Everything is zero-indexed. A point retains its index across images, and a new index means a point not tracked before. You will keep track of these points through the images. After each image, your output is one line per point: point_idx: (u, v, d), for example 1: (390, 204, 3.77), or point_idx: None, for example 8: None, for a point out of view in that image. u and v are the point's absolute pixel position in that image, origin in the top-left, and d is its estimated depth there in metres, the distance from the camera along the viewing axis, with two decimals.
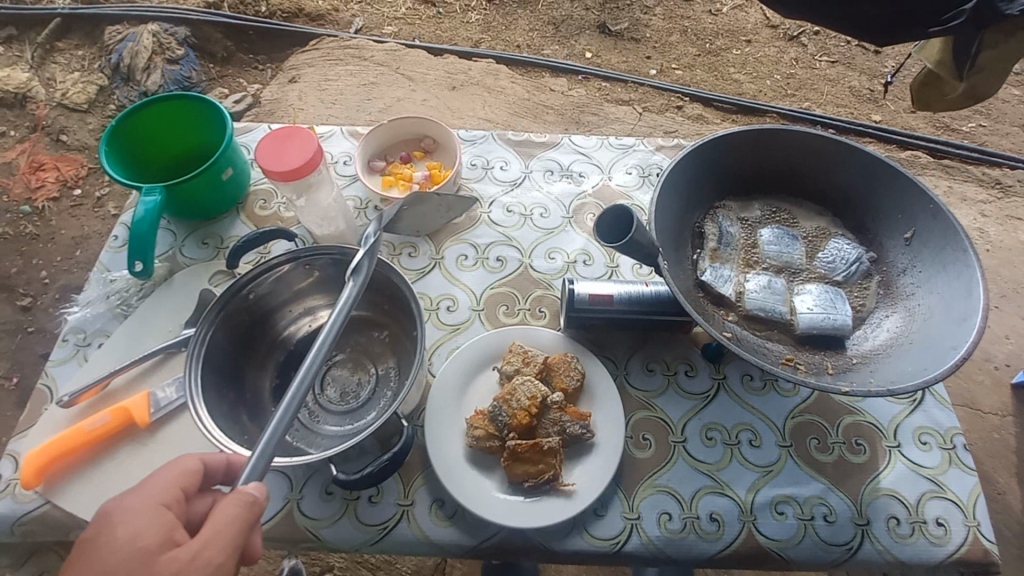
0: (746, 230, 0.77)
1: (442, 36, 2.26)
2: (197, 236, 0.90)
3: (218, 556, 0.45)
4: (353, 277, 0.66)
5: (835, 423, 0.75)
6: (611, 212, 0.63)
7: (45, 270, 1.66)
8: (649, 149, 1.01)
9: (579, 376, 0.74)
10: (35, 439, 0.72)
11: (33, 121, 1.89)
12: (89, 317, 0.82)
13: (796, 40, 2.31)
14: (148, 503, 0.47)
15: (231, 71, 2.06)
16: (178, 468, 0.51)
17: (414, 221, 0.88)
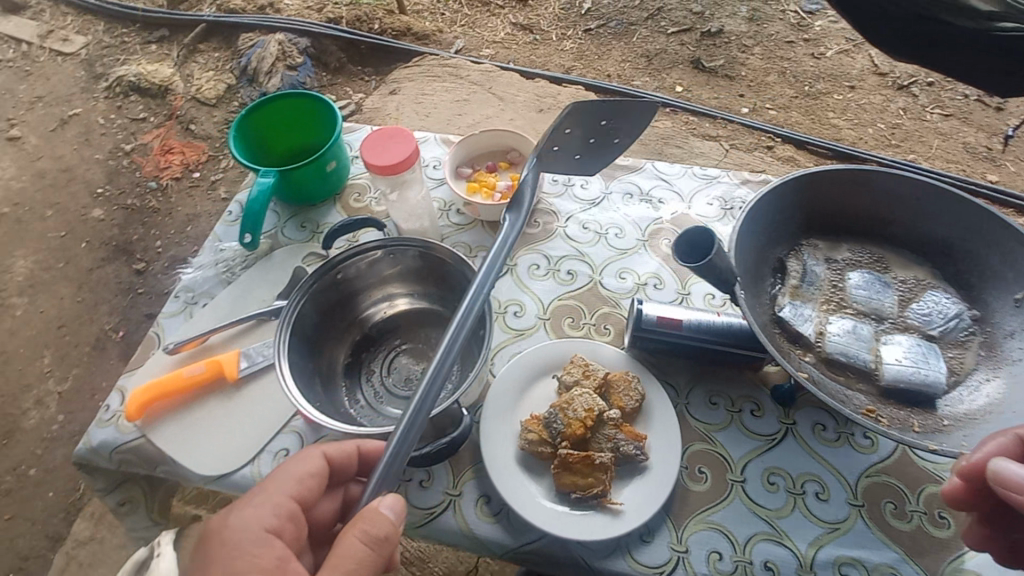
0: (832, 271, 0.73)
1: (536, 61, 2.35)
2: (297, 220, 0.98)
3: None
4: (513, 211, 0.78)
5: (915, 490, 0.70)
6: (689, 234, 0.63)
7: (160, 240, 1.86)
8: (734, 181, 1.00)
9: (638, 397, 0.74)
10: (141, 378, 0.81)
11: (170, 110, 2.15)
12: (199, 279, 0.91)
13: (906, 90, 2.19)
14: (258, 531, 0.55)
15: (341, 80, 2.25)
16: (299, 484, 0.60)
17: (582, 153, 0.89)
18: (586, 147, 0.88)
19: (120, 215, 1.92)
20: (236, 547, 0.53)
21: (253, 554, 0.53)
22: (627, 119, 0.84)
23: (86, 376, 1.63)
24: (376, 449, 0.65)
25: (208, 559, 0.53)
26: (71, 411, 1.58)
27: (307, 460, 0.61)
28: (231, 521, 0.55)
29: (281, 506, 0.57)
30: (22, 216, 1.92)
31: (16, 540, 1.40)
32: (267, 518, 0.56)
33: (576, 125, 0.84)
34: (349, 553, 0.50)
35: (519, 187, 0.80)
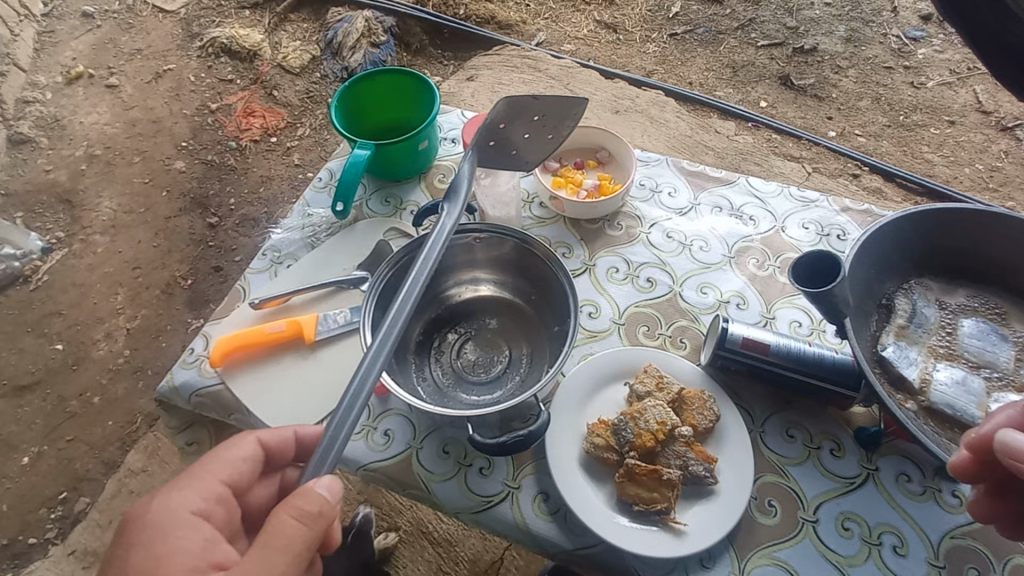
0: (944, 316, 0.68)
1: (616, 61, 2.31)
2: (383, 194, 1.00)
3: None
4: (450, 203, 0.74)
5: (1003, 559, 0.64)
6: (809, 258, 0.62)
7: (234, 198, 1.94)
8: (833, 208, 0.95)
9: (713, 418, 0.71)
10: (226, 327, 0.85)
11: (256, 75, 2.23)
12: (287, 240, 0.94)
13: (1010, 131, 2.03)
14: (183, 515, 0.55)
15: (420, 62, 2.28)
16: (232, 466, 0.60)
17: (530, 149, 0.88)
18: (521, 143, 0.86)
19: (200, 170, 2.01)
20: (161, 532, 0.54)
21: (179, 535, 0.54)
22: (560, 114, 0.83)
23: (153, 318, 1.72)
24: (314, 433, 0.66)
25: (131, 544, 0.54)
26: (136, 349, 1.67)
27: (240, 446, 0.61)
28: (155, 506, 0.56)
29: (210, 491, 0.58)
30: (111, 159, 2.03)
31: (75, 461, 1.49)
32: (196, 502, 0.57)
33: (508, 121, 0.82)
34: (279, 535, 0.50)
35: (455, 179, 0.77)
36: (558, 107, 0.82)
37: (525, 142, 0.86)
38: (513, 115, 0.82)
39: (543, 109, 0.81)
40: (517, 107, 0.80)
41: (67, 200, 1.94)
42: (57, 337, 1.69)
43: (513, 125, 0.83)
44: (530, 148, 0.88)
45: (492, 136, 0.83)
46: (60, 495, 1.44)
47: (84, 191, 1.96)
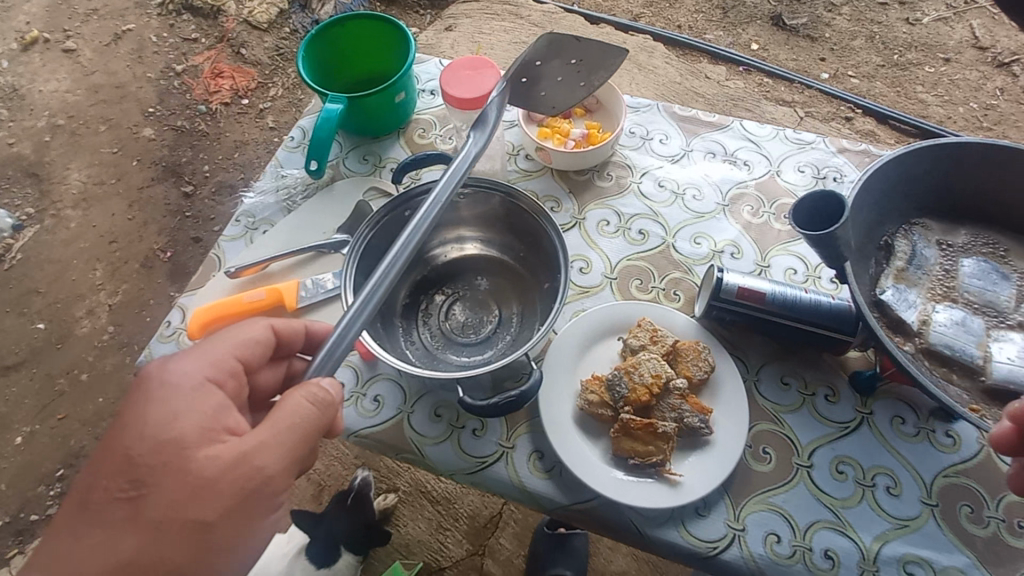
0: (944, 256, 0.66)
1: (602, 5, 2.19)
2: (360, 152, 0.94)
3: (281, 461, 0.50)
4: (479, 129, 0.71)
5: (997, 497, 0.65)
6: (811, 199, 0.59)
7: (208, 165, 1.86)
8: (829, 149, 0.92)
9: (708, 368, 0.70)
10: (202, 298, 0.82)
11: (221, 32, 2.08)
12: (261, 205, 0.90)
13: (1006, 68, 1.97)
14: (196, 378, 0.52)
15: (394, 12, 2.15)
16: (244, 341, 0.57)
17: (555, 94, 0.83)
18: (551, 87, 0.82)
19: (170, 137, 1.91)
20: (175, 391, 0.51)
21: (196, 397, 0.51)
22: (598, 62, 0.79)
23: (136, 292, 1.67)
24: (322, 330, 0.66)
25: (145, 400, 0.50)
26: (121, 324, 1.64)
27: (253, 328, 0.59)
28: (168, 368, 0.52)
29: (223, 362, 0.55)
30: (76, 129, 1.93)
31: (69, 439, 1.48)
32: (210, 369, 0.54)
33: (545, 60, 0.78)
34: (294, 409, 0.50)
35: (485, 106, 0.71)
36: (600, 55, 0.77)
37: (556, 86, 0.82)
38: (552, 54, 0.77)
39: (585, 53, 0.77)
40: (557, 45, 0.75)
41: (34, 173, 1.85)
42: (38, 315, 1.64)
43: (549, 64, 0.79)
44: (560, 95, 0.83)
45: (525, 75, 0.79)
46: (58, 471, 1.43)
47: (51, 164, 1.87)
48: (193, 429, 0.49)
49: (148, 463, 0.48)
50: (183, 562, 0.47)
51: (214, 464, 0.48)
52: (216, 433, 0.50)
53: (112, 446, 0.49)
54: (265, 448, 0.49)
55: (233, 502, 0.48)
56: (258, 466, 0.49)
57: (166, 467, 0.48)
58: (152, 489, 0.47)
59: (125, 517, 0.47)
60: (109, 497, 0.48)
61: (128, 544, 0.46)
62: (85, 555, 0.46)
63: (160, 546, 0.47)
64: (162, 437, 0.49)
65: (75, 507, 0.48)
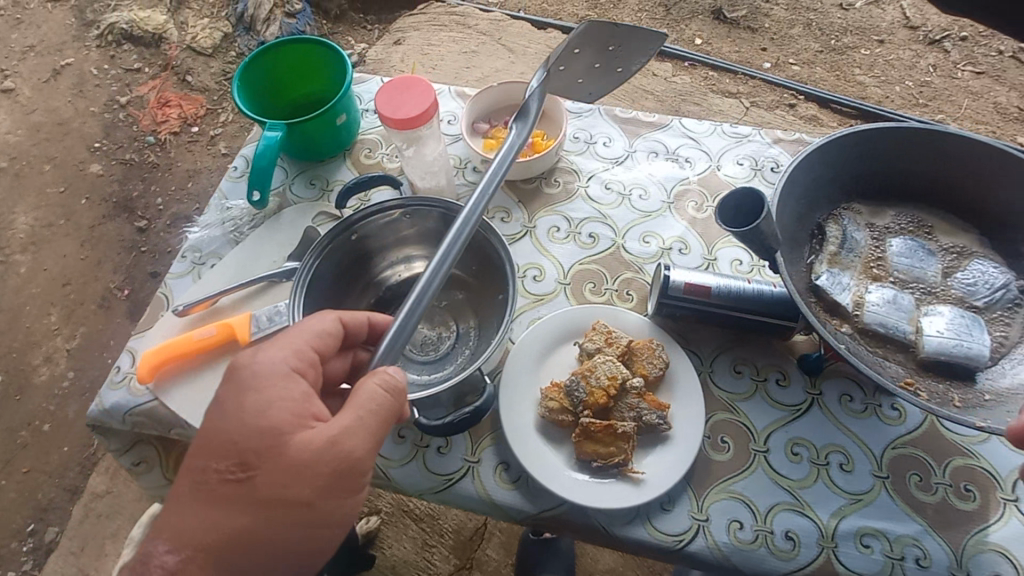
0: (874, 238, 0.69)
1: (548, 10, 2.21)
2: (306, 177, 0.93)
3: (364, 445, 0.51)
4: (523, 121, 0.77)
5: (943, 463, 0.68)
6: (733, 196, 0.61)
7: (161, 197, 1.81)
8: (766, 141, 0.95)
9: (662, 365, 0.72)
10: (152, 340, 0.80)
11: (165, 60, 2.04)
12: (206, 239, 0.88)
13: (937, 45, 2.06)
14: (280, 368, 0.53)
15: (342, 29, 2.13)
16: (318, 332, 0.57)
17: (590, 79, 0.87)
18: (588, 73, 0.86)
19: (119, 171, 1.86)
20: (265, 379, 0.52)
21: (285, 386, 0.52)
22: (635, 46, 0.81)
23: (95, 333, 1.62)
24: (386, 321, 0.64)
25: (240, 388, 0.51)
26: (81, 368, 1.58)
27: (322, 319, 0.58)
28: (256, 359, 0.53)
29: (302, 351, 0.55)
30: (19, 171, 1.86)
31: (33, 493, 1.42)
32: (292, 359, 0.54)
33: (583, 48, 0.82)
34: (369, 397, 0.51)
35: (525, 99, 0.79)
36: (638, 41, 0.81)
37: (592, 72, 0.86)
38: (591, 42, 0.80)
39: (623, 40, 0.80)
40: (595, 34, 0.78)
41: None
42: None
43: (589, 51, 0.82)
44: (599, 80, 0.88)
45: (564, 63, 0.82)
46: (28, 527, 1.37)
47: None
48: (286, 416, 0.50)
49: (252, 446, 0.49)
50: (291, 536, 0.49)
51: (307, 448, 0.49)
52: (304, 419, 0.51)
53: (218, 430, 0.50)
54: (350, 433, 0.50)
55: (329, 481, 0.49)
56: (345, 450, 0.50)
57: (267, 449, 0.49)
58: (260, 470, 0.49)
59: (235, 497, 0.48)
60: (218, 478, 0.49)
61: (239, 521, 0.48)
62: (199, 533, 0.47)
63: (266, 522, 0.48)
64: (259, 423, 0.49)
65: (185, 490, 0.49)
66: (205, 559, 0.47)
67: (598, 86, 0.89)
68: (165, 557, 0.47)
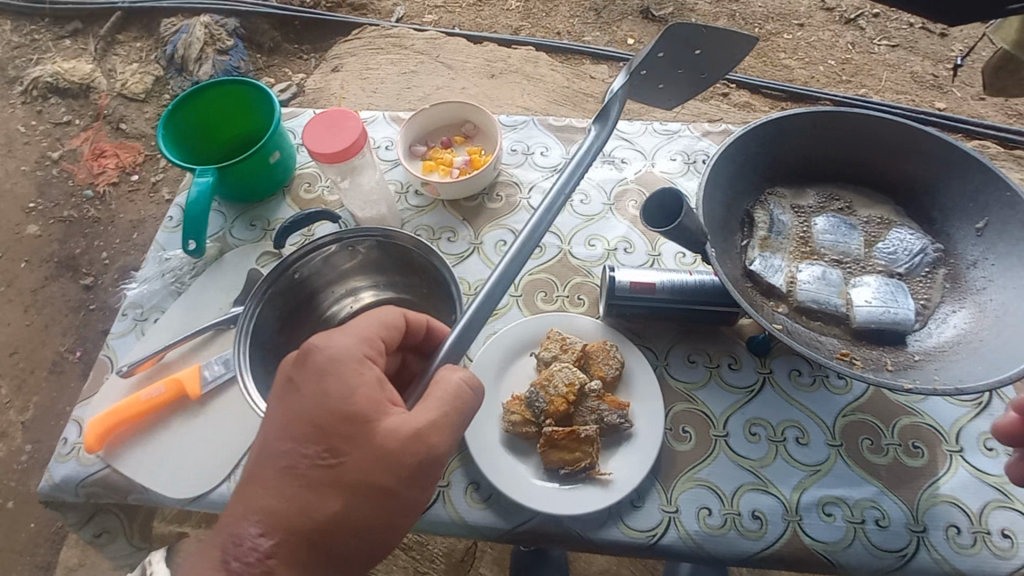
0: (799, 218, 0.73)
1: (482, 24, 2.23)
2: (246, 218, 0.92)
3: (452, 439, 0.51)
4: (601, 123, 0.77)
5: (890, 424, 0.71)
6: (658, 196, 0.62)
7: (105, 251, 1.75)
8: (695, 134, 0.98)
9: (618, 364, 0.73)
10: (98, 406, 0.77)
11: (96, 110, 1.98)
12: (146, 294, 0.86)
13: (853, 23, 2.17)
14: (357, 355, 0.52)
15: (277, 61, 2.10)
16: (387, 323, 0.57)
17: (670, 85, 0.86)
18: (672, 77, 0.85)
19: (59, 229, 1.78)
20: (344, 366, 0.51)
21: (364, 374, 0.51)
22: (721, 52, 0.80)
23: (49, 402, 1.53)
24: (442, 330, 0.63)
25: (319, 372, 0.50)
26: (40, 441, 1.50)
27: (389, 311, 0.57)
28: (334, 345, 0.52)
29: (375, 341, 0.54)
30: None
31: None
32: (364, 346, 0.53)
33: (668, 52, 0.81)
34: (455, 389, 0.52)
35: (608, 99, 0.78)
36: (726, 46, 0.79)
37: (673, 77, 0.85)
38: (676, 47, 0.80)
39: (710, 48, 0.79)
40: (680, 39, 0.78)
41: None
42: None
43: (674, 56, 0.81)
44: (678, 86, 0.87)
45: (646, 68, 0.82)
46: None
47: None
48: (369, 403, 0.50)
49: (340, 432, 0.49)
50: (375, 520, 0.49)
51: (394, 436, 0.49)
52: (383, 406, 0.51)
53: (303, 414, 0.50)
54: (436, 426, 0.50)
55: (416, 473, 0.49)
56: (430, 443, 0.50)
57: (355, 436, 0.49)
58: (350, 455, 0.49)
59: (324, 483, 0.48)
60: (308, 463, 0.49)
61: (330, 506, 0.48)
62: (290, 517, 0.47)
63: (356, 508, 0.48)
64: (345, 408, 0.49)
65: (272, 472, 0.49)
66: (297, 542, 0.47)
67: (676, 93, 0.88)
68: (259, 539, 0.47)
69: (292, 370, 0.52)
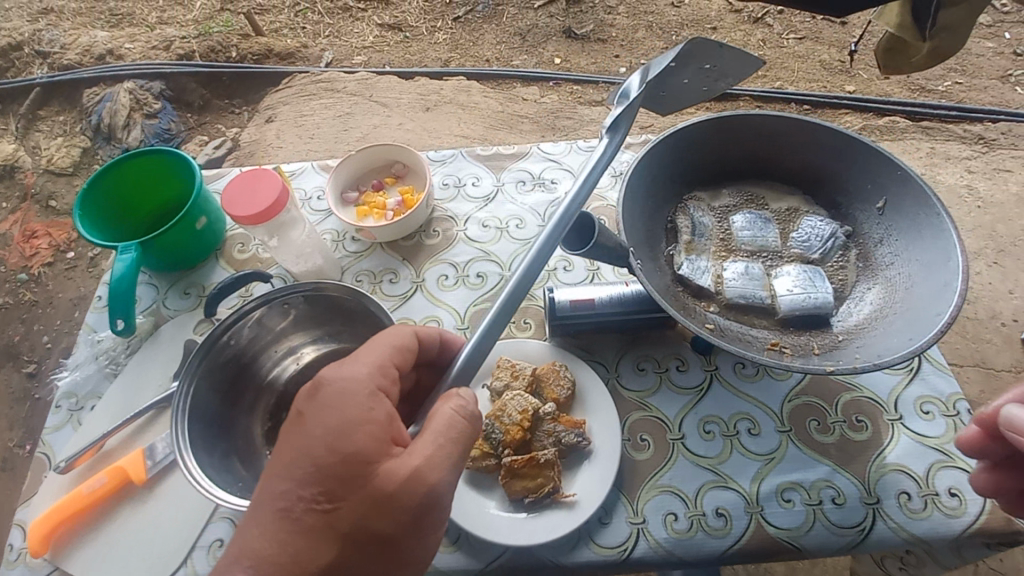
0: (718, 219, 0.76)
1: (411, 60, 2.26)
2: (180, 287, 0.90)
3: (453, 479, 0.47)
4: (612, 132, 0.70)
5: (834, 402, 0.74)
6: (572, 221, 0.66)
7: (46, 334, 1.66)
8: (617, 148, 1.02)
9: (570, 384, 0.74)
10: (38, 507, 0.73)
11: (23, 190, 1.91)
12: (80, 381, 0.82)
13: (761, 21, 2.30)
14: (364, 387, 0.48)
15: (209, 118, 2.06)
16: (400, 347, 0.54)
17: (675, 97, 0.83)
18: (678, 87, 0.81)
19: None
20: (349, 399, 0.47)
21: (370, 409, 0.47)
22: (728, 69, 0.78)
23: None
24: (456, 344, 0.62)
25: (323, 406, 0.47)
26: None
27: (401, 333, 0.54)
28: (342, 376, 0.48)
29: (386, 369, 0.51)
30: None
31: None
32: (377, 377, 0.50)
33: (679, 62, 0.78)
34: (449, 422, 0.48)
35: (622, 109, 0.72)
36: (735, 60, 0.76)
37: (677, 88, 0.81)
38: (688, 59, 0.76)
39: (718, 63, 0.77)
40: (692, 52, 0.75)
41: None
42: None
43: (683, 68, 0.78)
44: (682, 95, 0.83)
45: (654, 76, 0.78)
46: None
47: None
48: (369, 442, 0.46)
49: (337, 475, 0.45)
50: (369, 568, 0.46)
51: (392, 478, 0.45)
52: (386, 444, 0.47)
53: (301, 450, 0.46)
54: (435, 464, 0.47)
55: (413, 517, 0.46)
56: (428, 484, 0.46)
57: (353, 478, 0.45)
58: (347, 500, 0.45)
59: (319, 529, 0.45)
60: (303, 506, 0.45)
61: (324, 555, 0.44)
62: (280, 568, 0.43)
63: (352, 554, 0.45)
64: (344, 450, 0.45)
65: (266, 515, 0.45)
66: None
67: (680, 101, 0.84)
68: None
69: (300, 403, 0.49)
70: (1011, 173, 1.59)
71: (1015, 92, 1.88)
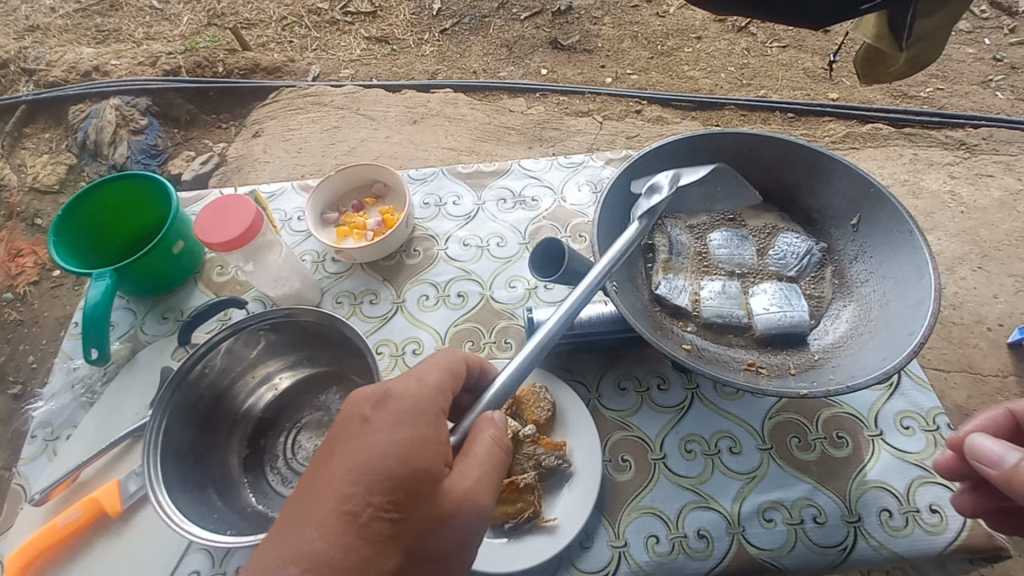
0: (695, 237, 0.76)
1: (399, 72, 2.27)
2: (158, 311, 0.89)
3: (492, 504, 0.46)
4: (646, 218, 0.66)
5: (814, 418, 0.74)
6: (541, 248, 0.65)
7: (32, 354, 1.63)
8: (599, 163, 1.02)
9: (550, 405, 0.73)
10: (13, 541, 0.72)
11: (8, 208, 1.89)
12: (56, 410, 0.81)
13: (745, 30, 2.32)
14: (431, 406, 0.45)
15: (196, 133, 2.05)
16: (455, 369, 0.50)
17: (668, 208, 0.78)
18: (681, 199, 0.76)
19: None
20: (419, 415, 0.44)
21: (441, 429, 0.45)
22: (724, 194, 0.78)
23: None
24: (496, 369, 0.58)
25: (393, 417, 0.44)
26: None
27: (453, 355, 0.51)
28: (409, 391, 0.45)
29: (447, 388, 0.48)
30: None
31: None
32: (441, 398, 0.47)
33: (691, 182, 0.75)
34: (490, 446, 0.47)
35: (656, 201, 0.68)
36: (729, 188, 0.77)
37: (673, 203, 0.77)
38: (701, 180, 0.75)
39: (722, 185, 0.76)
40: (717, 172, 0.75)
41: None
42: None
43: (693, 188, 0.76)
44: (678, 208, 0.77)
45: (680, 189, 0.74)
46: None
47: None
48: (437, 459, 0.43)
49: (408, 487, 0.42)
50: None
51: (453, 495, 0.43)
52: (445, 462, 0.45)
53: (371, 457, 0.42)
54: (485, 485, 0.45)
55: (461, 538, 0.44)
56: (479, 504, 0.44)
57: (419, 491, 0.42)
58: (412, 514, 0.42)
59: (384, 539, 0.41)
60: (369, 516, 0.41)
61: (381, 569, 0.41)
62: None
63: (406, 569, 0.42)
64: (414, 464, 0.42)
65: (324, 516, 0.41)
66: None
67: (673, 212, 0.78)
68: None
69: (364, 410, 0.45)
70: (993, 178, 1.60)
71: (995, 97, 1.90)
